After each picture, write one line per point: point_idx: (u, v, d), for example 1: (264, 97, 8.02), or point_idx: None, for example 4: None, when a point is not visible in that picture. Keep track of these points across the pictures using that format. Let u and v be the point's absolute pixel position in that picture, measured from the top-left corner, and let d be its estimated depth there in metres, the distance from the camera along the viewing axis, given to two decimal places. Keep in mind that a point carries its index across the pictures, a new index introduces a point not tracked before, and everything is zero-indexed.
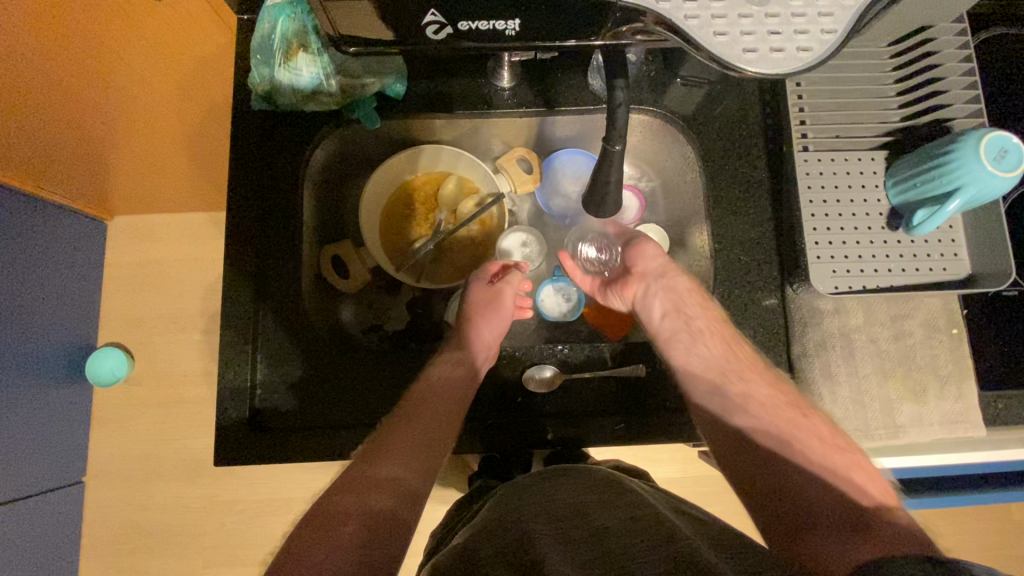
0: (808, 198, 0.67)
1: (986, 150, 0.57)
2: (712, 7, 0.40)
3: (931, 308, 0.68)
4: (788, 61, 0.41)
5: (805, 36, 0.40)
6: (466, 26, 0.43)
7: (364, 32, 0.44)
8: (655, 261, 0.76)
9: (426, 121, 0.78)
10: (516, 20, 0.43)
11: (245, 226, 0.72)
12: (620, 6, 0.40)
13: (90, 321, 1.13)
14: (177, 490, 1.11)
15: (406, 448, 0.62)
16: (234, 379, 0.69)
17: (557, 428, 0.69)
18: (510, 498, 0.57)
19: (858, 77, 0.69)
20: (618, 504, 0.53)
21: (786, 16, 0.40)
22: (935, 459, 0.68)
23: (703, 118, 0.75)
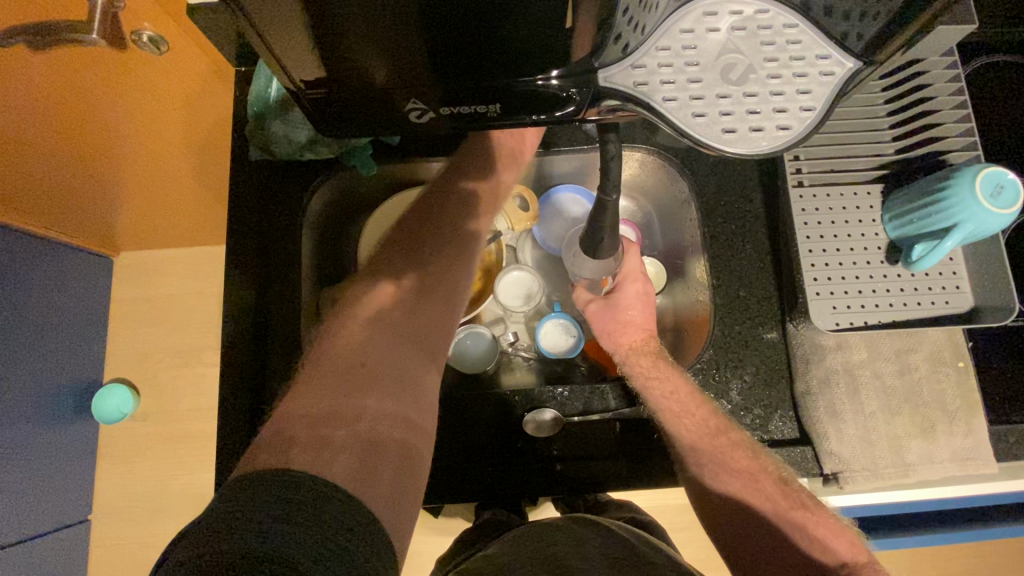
0: (805, 234, 0.66)
1: (982, 187, 0.57)
2: (689, 89, 0.47)
3: (935, 342, 0.67)
4: (768, 138, 0.46)
5: (784, 114, 0.47)
6: (450, 110, 0.46)
7: (347, 103, 0.46)
8: (610, 347, 0.73)
9: (423, 164, 0.79)
10: (496, 103, 0.46)
11: (245, 270, 0.72)
12: (599, 86, 0.46)
13: (96, 358, 1.14)
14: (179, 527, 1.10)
15: (375, 375, 0.55)
16: (234, 424, 0.69)
17: (566, 468, 0.70)
18: (534, 535, 0.58)
19: (851, 112, 0.69)
20: (648, 560, 0.54)
21: (765, 96, 0.47)
22: (938, 492, 0.68)
23: (697, 153, 0.75)
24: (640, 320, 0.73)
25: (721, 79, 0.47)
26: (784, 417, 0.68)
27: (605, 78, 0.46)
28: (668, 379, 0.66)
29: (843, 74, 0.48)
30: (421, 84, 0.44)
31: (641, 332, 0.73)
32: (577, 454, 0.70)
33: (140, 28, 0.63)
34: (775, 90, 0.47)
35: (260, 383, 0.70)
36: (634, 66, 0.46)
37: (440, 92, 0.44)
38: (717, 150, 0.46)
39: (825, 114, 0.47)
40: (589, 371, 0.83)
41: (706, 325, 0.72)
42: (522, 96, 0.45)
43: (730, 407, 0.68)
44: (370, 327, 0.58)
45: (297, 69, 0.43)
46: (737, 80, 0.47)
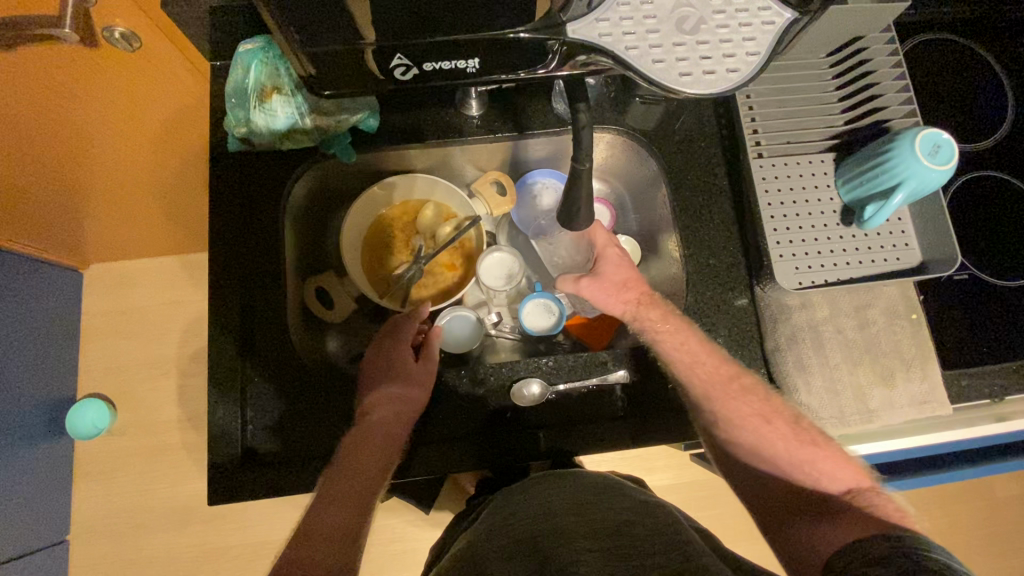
0: (766, 202, 0.71)
1: (921, 146, 0.62)
2: (648, 39, 0.49)
3: (891, 296, 0.72)
4: (721, 81, 0.50)
5: (732, 60, 0.50)
6: (431, 67, 0.50)
7: (338, 71, 0.51)
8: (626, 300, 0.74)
9: (402, 152, 0.81)
10: (475, 59, 0.50)
11: (225, 264, 0.73)
12: (567, 39, 0.48)
13: (70, 374, 1.12)
14: (166, 540, 1.09)
15: (355, 490, 0.63)
16: (222, 417, 0.70)
17: (550, 440, 0.72)
18: (504, 504, 0.64)
19: (804, 87, 0.74)
20: (622, 509, 0.59)
21: (715, 43, 0.50)
22: (898, 439, 0.73)
23: (664, 132, 0.79)
24: (632, 276, 0.75)
25: (677, 29, 0.49)
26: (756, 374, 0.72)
27: (572, 30, 0.48)
28: (678, 331, 0.69)
29: (783, 23, 0.50)
30: (410, 37, 0.47)
31: (638, 287, 0.74)
32: (563, 422, 0.73)
33: (111, 24, 0.63)
34: (724, 38, 0.50)
35: (247, 375, 0.71)
36: (597, 20, 0.48)
37: (423, 47, 0.48)
38: (677, 92, 0.50)
39: (769, 58, 0.50)
40: (572, 347, 0.87)
41: (680, 295, 0.76)
42: (497, 46, 0.49)
43: None
44: (350, 446, 0.66)
45: (324, 71, 0.51)
46: (690, 31, 0.49)
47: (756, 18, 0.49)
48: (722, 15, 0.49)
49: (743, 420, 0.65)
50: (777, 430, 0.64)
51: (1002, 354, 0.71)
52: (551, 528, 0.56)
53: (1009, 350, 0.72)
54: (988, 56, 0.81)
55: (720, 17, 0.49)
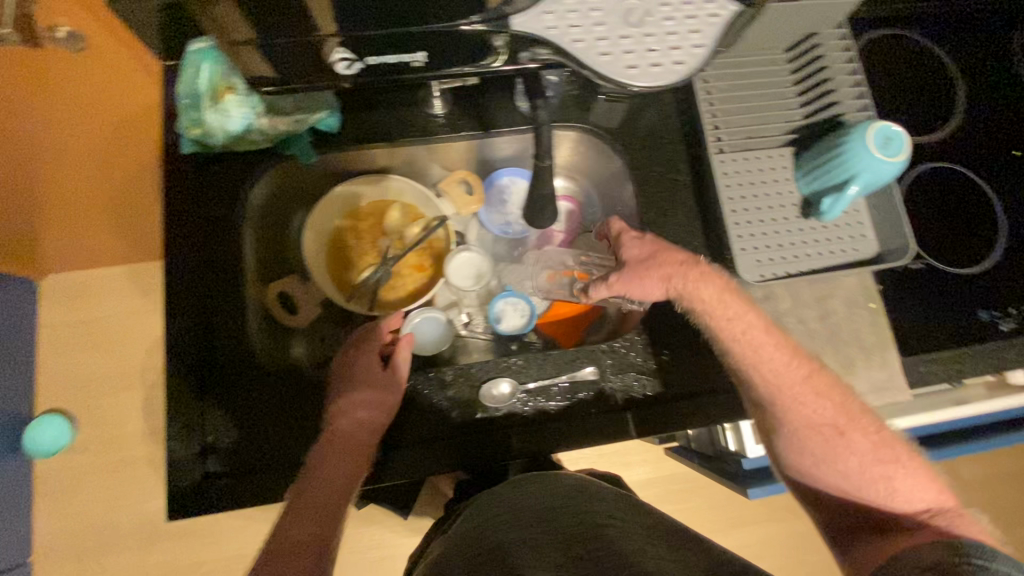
0: (727, 197, 0.72)
1: (873, 139, 0.64)
2: (595, 32, 0.50)
3: (850, 287, 0.73)
4: (668, 73, 0.51)
5: (678, 51, 0.51)
6: (375, 61, 0.50)
7: (278, 66, 0.51)
8: (670, 267, 0.67)
9: (365, 151, 0.79)
10: (421, 52, 0.50)
11: (181, 270, 0.71)
12: (512, 32, 0.48)
13: (29, 389, 1.07)
14: (135, 558, 1.05)
15: (327, 497, 0.62)
16: (179, 429, 0.67)
17: (522, 442, 0.71)
18: (479, 511, 0.63)
19: (762, 83, 0.76)
20: (594, 510, 0.59)
21: (661, 36, 0.50)
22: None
23: (628, 129, 0.79)
24: (656, 250, 0.68)
25: (624, 21, 0.50)
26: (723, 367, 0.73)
27: (517, 23, 0.48)
28: (740, 317, 0.65)
29: (727, 16, 0.50)
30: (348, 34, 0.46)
31: (676, 259, 0.67)
32: (536, 421, 0.71)
33: (55, 23, 0.65)
34: (671, 30, 0.50)
35: (207, 384, 0.70)
36: (543, 12, 0.48)
37: (364, 40, 0.47)
38: (623, 85, 0.51)
39: (713, 51, 0.51)
40: (544, 346, 0.86)
41: None
42: (442, 39, 0.49)
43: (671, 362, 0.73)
44: (321, 454, 0.65)
45: (254, 63, 0.50)
46: (636, 23, 0.50)
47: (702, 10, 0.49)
48: (670, 6, 0.50)
49: None
50: (839, 437, 0.63)
51: (958, 339, 0.74)
52: (518, 540, 0.55)
53: (965, 335, 0.74)
54: (938, 50, 0.83)
55: (667, 9, 0.50)
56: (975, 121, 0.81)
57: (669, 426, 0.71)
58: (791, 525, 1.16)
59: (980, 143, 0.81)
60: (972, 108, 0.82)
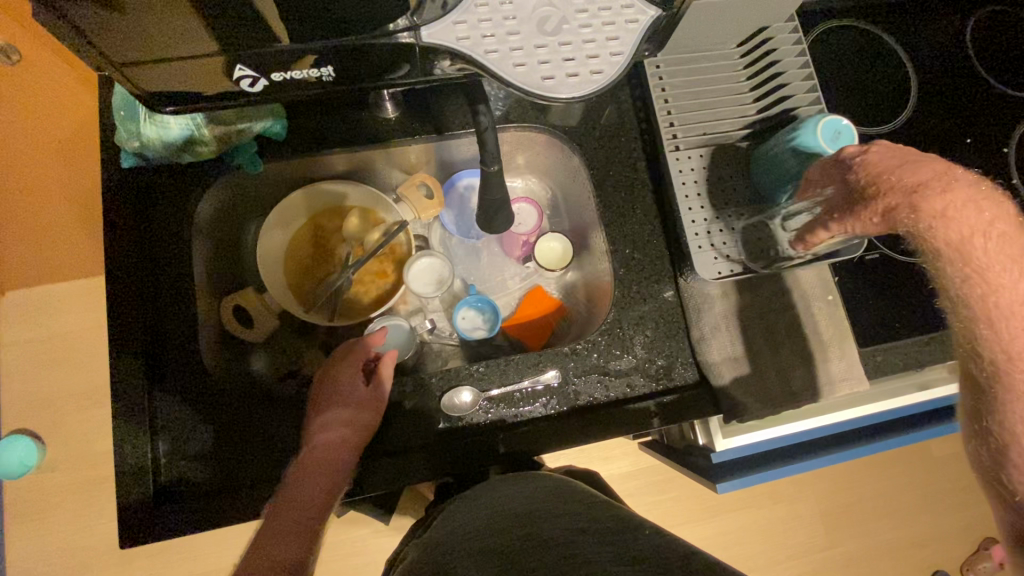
0: (683, 195, 0.72)
1: (823, 133, 0.64)
2: (509, 41, 0.49)
3: (808, 279, 0.74)
4: (585, 83, 0.50)
5: (596, 60, 0.50)
6: (281, 77, 0.50)
7: (184, 86, 0.50)
8: (894, 198, 0.55)
9: (318, 158, 0.77)
10: (330, 67, 0.50)
11: (127, 290, 0.69)
12: (422, 44, 0.48)
13: None
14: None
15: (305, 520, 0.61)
16: (129, 453, 0.65)
17: (508, 444, 0.70)
18: (452, 517, 0.62)
19: (716, 77, 0.75)
20: (570, 510, 0.58)
21: (578, 43, 0.50)
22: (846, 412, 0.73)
23: (586, 127, 0.78)
24: (935, 167, 0.55)
25: (538, 31, 0.50)
26: (685, 364, 0.72)
27: (429, 35, 0.48)
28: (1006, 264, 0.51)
29: (644, 22, 0.50)
30: (250, 52, 0.46)
31: (935, 171, 0.54)
32: (506, 426, 0.70)
33: None
34: (587, 38, 0.50)
35: (159, 405, 0.68)
36: (456, 22, 0.48)
37: (265, 56, 0.47)
38: (539, 95, 0.50)
39: (631, 59, 0.51)
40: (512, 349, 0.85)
41: (609, 291, 0.76)
42: (361, 53, 0.48)
43: (636, 361, 0.72)
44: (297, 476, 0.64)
45: (151, 84, 0.49)
46: (552, 31, 0.49)
47: (618, 17, 0.50)
48: (586, 15, 0.50)
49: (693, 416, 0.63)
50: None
51: (913, 329, 0.75)
52: (477, 549, 0.53)
53: (920, 323, 0.75)
54: (889, 41, 0.84)
55: (583, 17, 0.50)
56: (927, 111, 0.82)
57: (639, 424, 0.70)
58: (768, 511, 1.17)
59: (933, 132, 0.81)
60: (924, 98, 0.83)
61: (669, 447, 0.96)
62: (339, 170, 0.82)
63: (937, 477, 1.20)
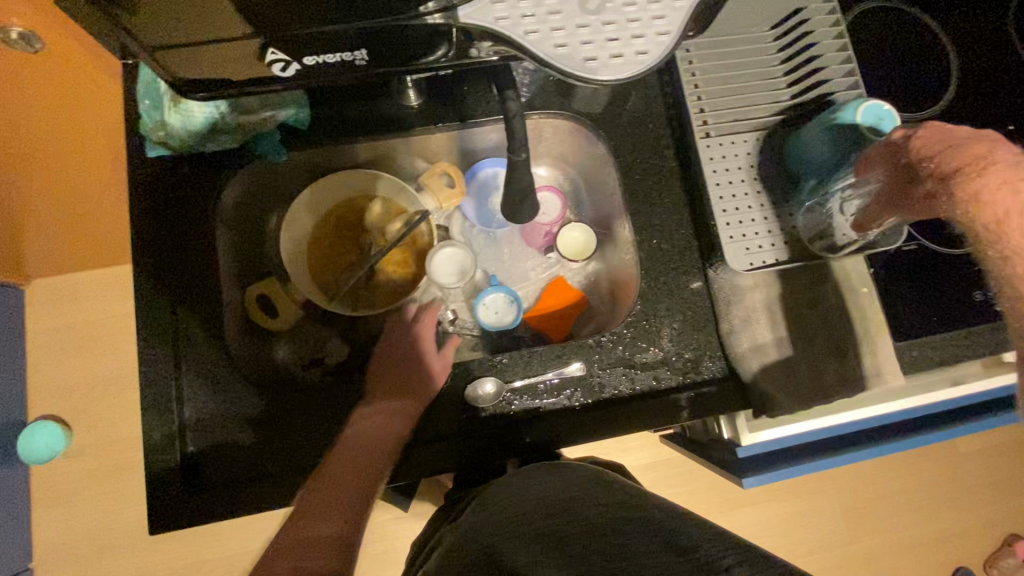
0: (714, 183, 0.70)
1: (864, 116, 0.63)
2: (550, 21, 0.47)
3: (841, 272, 0.72)
4: (630, 64, 0.48)
5: (641, 40, 0.48)
6: (313, 61, 0.49)
7: (214, 69, 0.49)
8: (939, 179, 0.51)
9: (341, 147, 0.77)
10: (363, 50, 0.49)
11: (153, 278, 0.69)
12: (460, 23, 0.46)
13: (22, 395, 1.05)
14: (138, 559, 1.05)
15: (346, 501, 0.63)
16: (157, 439, 0.66)
17: (535, 434, 0.69)
18: (488, 502, 0.60)
19: (749, 62, 0.73)
20: (604, 501, 0.57)
21: (622, 23, 0.48)
22: (876, 405, 0.74)
23: (612, 114, 0.76)
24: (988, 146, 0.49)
25: (581, 9, 0.47)
26: (713, 358, 0.71)
27: (466, 15, 0.46)
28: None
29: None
30: (287, 37, 0.46)
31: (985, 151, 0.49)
32: (531, 419, 0.69)
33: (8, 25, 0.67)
34: (632, 17, 0.47)
35: (185, 392, 0.68)
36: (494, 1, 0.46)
37: (297, 39, 0.46)
38: (581, 78, 0.48)
39: (679, 38, 0.48)
40: (534, 341, 0.84)
41: (634, 282, 0.74)
42: (395, 35, 0.47)
43: (662, 354, 0.70)
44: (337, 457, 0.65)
45: (178, 68, 0.49)
46: (595, 10, 0.47)
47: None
48: None
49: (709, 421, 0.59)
50: None
51: (953, 322, 0.72)
52: (515, 536, 0.52)
53: (960, 318, 0.72)
54: (932, 22, 0.80)
55: None
56: (972, 96, 0.79)
57: (666, 418, 0.69)
58: (791, 505, 1.15)
59: (977, 118, 0.78)
60: (968, 82, 0.79)
61: (691, 442, 0.95)
62: (361, 159, 0.82)
63: (968, 475, 1.17)
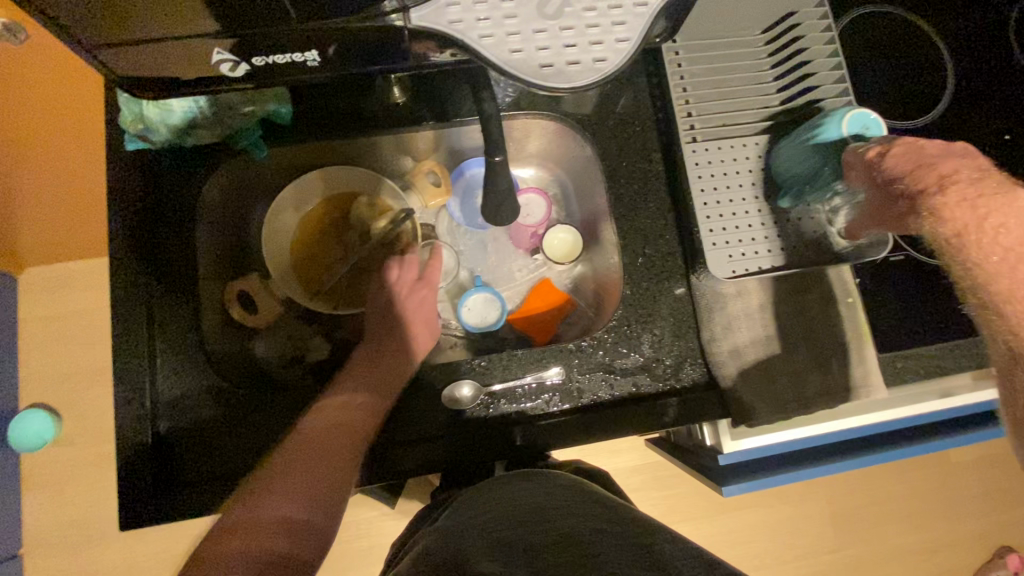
0: (700, 188, 0.69)
1: (848, 126, 0.61)
2: (506, 25, 0.46)
3: (827, 281, 0.71)
4: (586, 72, 0.47)
5: (600, 47, 0.47)
6: (263, 63, 0.48)
7: (162, 66, 0.48)
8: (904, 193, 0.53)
9: (325, 144, 0.76)
10: (312, 52, 0.48)
11: (125, 272, 0.67)
12: (412, 27, 0.46)
13: (11, 384, 1.05)
14: (123, 549, 1.05)
15: (315, 490, 0.56)
16: (130, 435, 0.66)
17: (527, 435, 0.68)
18: (465, 507, 0.58)
19: (738, 66, 0.72)
20: (579, 508, 0.56)
21: (581, 28, 0.47)
22: (873, 415, 0.72)
23: (600, 116, 0.75)
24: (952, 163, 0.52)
25: (538, 13, 0.47)
26: (694, 365, 0.70)
27: (419, 18, 0.46)
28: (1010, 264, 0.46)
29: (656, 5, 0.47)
30: (251, 40, 0.45)
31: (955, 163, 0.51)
32: (511, 423, 0.69)
33: None
34: (592, 23, 0.47)
35: (159, 388, 0.68)
36: (448, 4, 0.46)
37: (256, 45, 0.46)
38: (538, 85, 0.47)
39: (639, 46, 0.48)
40: (517, 342, 0.83)
41: (618, 286, 0.74)
42: (358, 42, 0.47)
43: (643, 360, 0.70)
44: (308, 441, 0.60)
45: (126, 68, 0.48)
46: (553, 15, 0.46)
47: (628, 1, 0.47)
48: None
49: None
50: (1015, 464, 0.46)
51: (938, 335, 0.72)
52: (488, 542, 0.51)
53: (945, 330, 0.71)
54: (928, 29, 0.79)
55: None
56: (966, 106, 0.78)
57: (646, 424, 0.68)
58: (777, 511, 1.15)
59: (971, 127, 0.77)
60: (963, 90, 0.78)
61: (676, 446, 0.95)
62: (348, 156, 0.81)
63: (956, 485, 1.17)
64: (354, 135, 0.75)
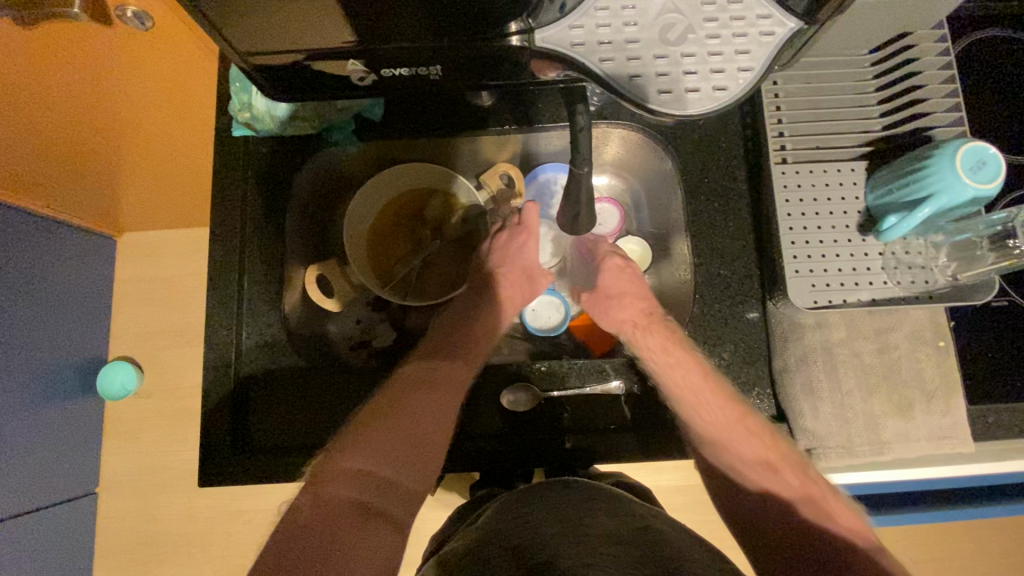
0: (786, 212, 0.66)
1: (964, 155, 0.57)
2: (626, 50, 0.52)
3: (916, 321, 0.67)
4: (704, 99, 0.52)
5: (720, 76, 0.52)
6: (389, 74, 0.53)
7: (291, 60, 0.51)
8: None
9: (410, 142, 0.79)
10: (436, 65, 0.52)
11: (223, 249, 0.74)
12: (536, 46, 0.51)
13: (105, 336, 1.15)
14: (185, 501, 1.12)
15: (397, 453, 0.58)
16: (214, 397, 0.71)
17: (576, 440, 0.68)
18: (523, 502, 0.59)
19: (841, 88, 0.68)
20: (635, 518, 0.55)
21: (703, 56, 0.52)
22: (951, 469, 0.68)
23: (683, 130, 0.74)
24: None
25: (660, 39, 0.52)
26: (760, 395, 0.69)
27: (543, 39, 0.51)
28: None
29: (783, 34, 0.51)
30: (382, 51, 0.50)
31: None
32: (567, 431, 0.69)
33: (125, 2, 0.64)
34: (714, 51, 0.51)
35: (242, 357, 0.73)
36: (571, 26, 0.51)
37: (380, 54, 0.50)
38: (651, 106, 0.53)
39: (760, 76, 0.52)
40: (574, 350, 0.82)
41: (687, 304, 0.73)
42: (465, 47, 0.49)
43: None
44: (394, 405, 0.61)
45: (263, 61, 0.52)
46: (675, 41, 0.51)
47: (753, 31, 0.50)
48: (715, 28, 0.51)
49: (746, 433, 0.62)
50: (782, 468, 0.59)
51: None
52: (553, 535, 0.52)
53: None
54: None
55: (711, 30, 0.51)
56: None
57: None
58: None
59: None
60: None
61: None
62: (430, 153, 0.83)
63: None
64: (439, 134, 0.77)
